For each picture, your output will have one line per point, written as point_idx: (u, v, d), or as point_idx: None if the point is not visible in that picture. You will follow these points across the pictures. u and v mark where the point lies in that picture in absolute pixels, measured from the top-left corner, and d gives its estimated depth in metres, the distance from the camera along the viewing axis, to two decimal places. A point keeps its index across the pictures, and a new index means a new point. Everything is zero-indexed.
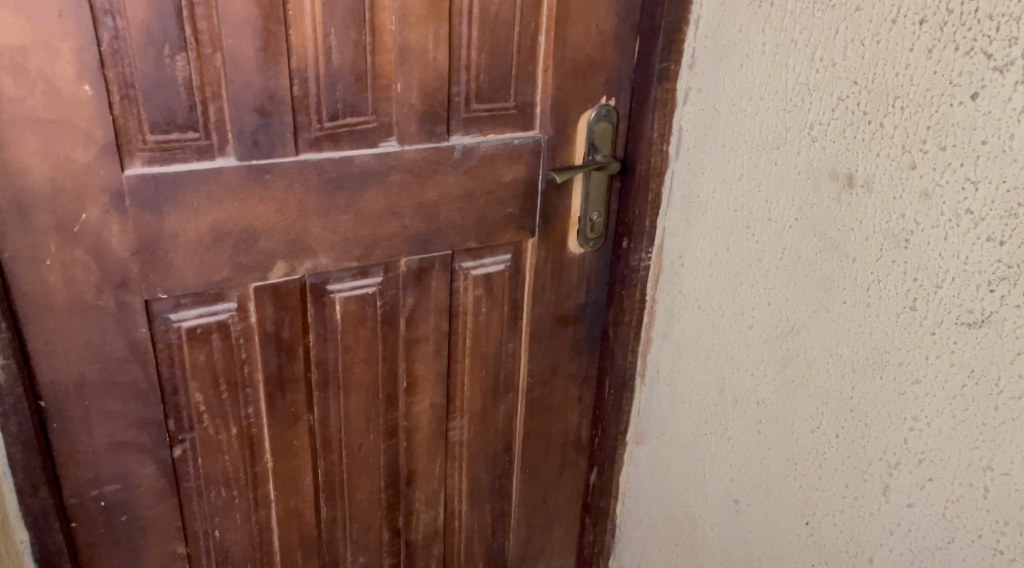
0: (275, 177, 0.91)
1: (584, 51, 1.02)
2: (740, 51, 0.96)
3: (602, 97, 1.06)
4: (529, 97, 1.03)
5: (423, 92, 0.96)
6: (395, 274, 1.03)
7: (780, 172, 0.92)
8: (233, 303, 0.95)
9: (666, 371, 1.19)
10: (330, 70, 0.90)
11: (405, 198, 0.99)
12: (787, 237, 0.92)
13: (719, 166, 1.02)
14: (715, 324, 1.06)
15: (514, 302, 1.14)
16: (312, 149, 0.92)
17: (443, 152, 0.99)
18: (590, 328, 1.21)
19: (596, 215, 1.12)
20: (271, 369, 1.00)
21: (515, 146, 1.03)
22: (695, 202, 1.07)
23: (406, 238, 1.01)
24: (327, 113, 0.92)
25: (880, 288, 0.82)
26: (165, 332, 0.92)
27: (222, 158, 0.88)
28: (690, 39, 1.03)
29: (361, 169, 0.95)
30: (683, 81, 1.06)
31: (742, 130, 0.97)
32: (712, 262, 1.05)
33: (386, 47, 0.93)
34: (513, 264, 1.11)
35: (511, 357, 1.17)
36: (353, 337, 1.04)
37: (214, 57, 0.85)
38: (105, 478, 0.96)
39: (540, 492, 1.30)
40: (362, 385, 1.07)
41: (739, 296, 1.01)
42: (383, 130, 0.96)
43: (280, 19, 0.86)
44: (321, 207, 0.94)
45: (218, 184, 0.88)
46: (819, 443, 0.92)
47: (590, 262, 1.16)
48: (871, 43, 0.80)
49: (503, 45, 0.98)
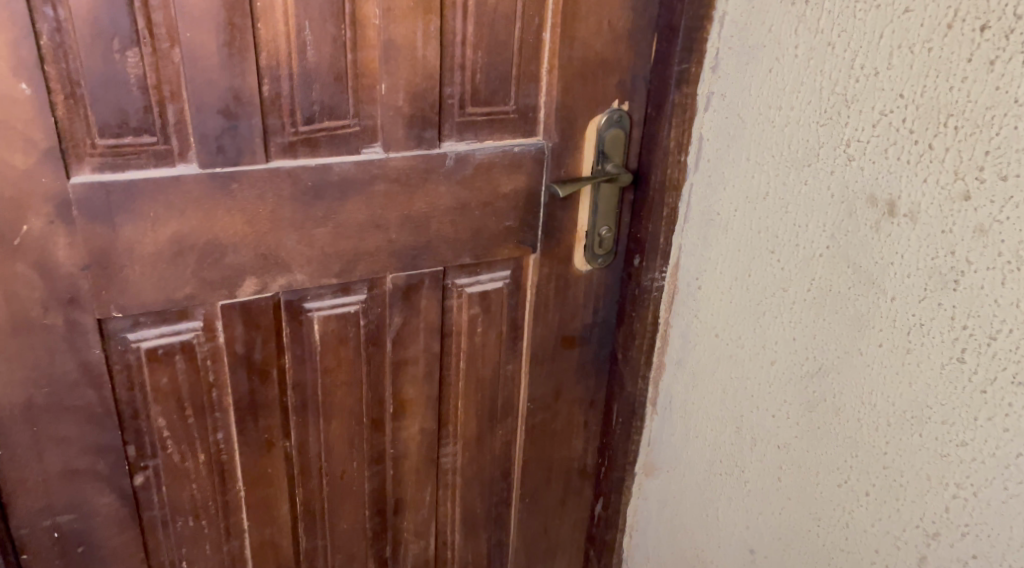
0: (242, 187, 0.81)
1: (595, 50, 0.91)
2: (769, 53, 0.83)
3: (614, 102, 0.95)
4: (532, 100, 0.92)
5: (411, 94, 0.85)
6: (380, 291, 0.94)
7: (810, 192, 0.81)
8: (199, 323, 0.86)
9: (679, 402, 1.08)
10: (305, 68, 0.80)
11: (391, 209, 0.89)
12: (817, 265, 0.81)
13: (742, 182, 0.90)
14: (734, 356, 0.96)
15: (514, 321, 1.05)
16: (285, 156, 0.82)
17: (434, 160, 0.89)
18: (598, 349, 1.11)
19: (605, 229, 1.02)
20: (242, 392, 0.92)
21: (515, 154, 0.93)
22: (714, 219, 0.96)
23: (392, 252, 0.92)
24: (302, 116, 0.82)
25: (923, 333, 0.71)
26: (123, 353, 0.84)
27: (183, 165, 0.79)
28: (715, 38, 0.90)
29: (341, 178, 0.85)
30: (705, 85, 0.93)
31: (768, 143, 0.85)
32: (732, 288, 0.94)
33: (369, 43, 0.82)
34: (513, 281, 1.02)
35: (510, 380, 1.08)
36: (333, 358, 0.95)
37: (172, 52, 0.75)
38: (58, 508, 0.88)
39: (540, 522, 1.20)
40: (344, 409, 0.99)
41: (763, 326, 0.90)
42: (367, 135, 0.86)
43: (246, 12, 0.75)
44: (295, 218, 0.85)
45: (178, 193, 0.79)
46: (847, 499, 0.82)
47: (599, 280, 1.06)
48: (922, 51, 0.68)
49: (503, 42, 0.87)
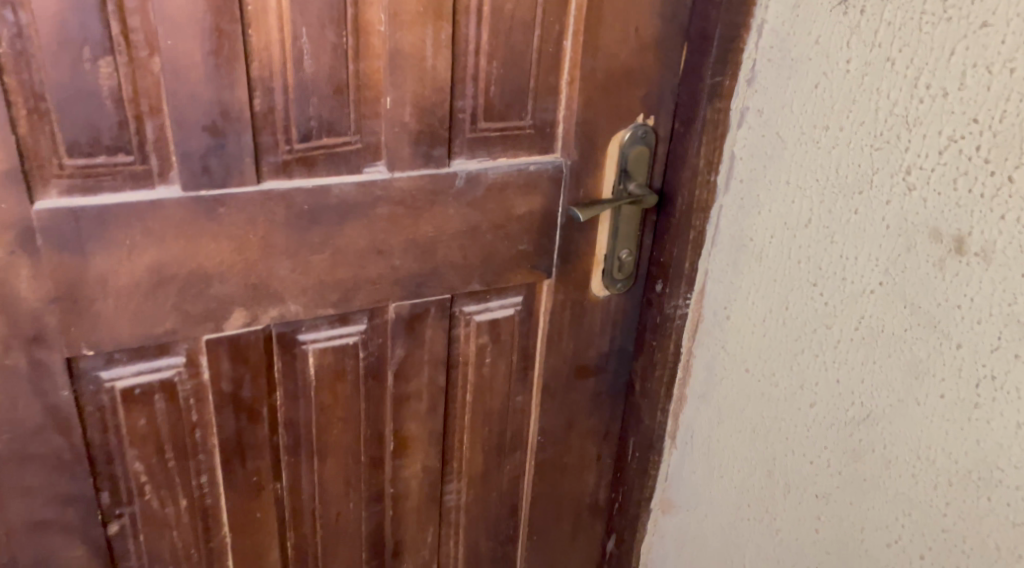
0: (230, 211, 0.72)
1: (619, 60, 0.83)
2: (814, 67, 0.75)
3: (639, 116, 0.87)
4: (550, 114, 0.84)
5: (418, 108, 0.77)
6: (381, 321, 0.86)
7: (860, 223, 0.73)
8: (181, 359, 0.78)
9: (701, 439, 1.00)
10: (302, 80, 0.71)
11: (395, 233, 0.81)
12: (866, 302, 0.74)
13: (779, 206, 0.82)
14: (766, 394, 0.88)
15: (525, 350, 0.97)
16: (278, 176, 0.74)
17: (443, 180, 0.81)
18: (614, 380, 1.03)
19: (626, 253, 0.94)
20: (229, 433, 0.83)
21: (531, 173, 0.85)
22: (747, 246, 0.88)
23: (396, 280, 0.83)
24: (297, 132, 0.73)
25: (996, 385, 0.65)
26: (95, 393, 0.76)
27: (163, 187, 0.70)
28: (752, 48, 0.82)
29: (340, 201, 0.77)
30: (740, 99, 0.85)
31: (812, 166, 0.78)
32: (765, 321, 0.87)
33: (374, 52, 0.74)
34: (525, 308, 0.94)
35: (520, 413, 1.00)
36: (328, 393, 0.87)
37: (151, 62, 0.66)
38: (22, 562, 0.79)
39: (549, 560, 1.12)
40: (339, 447, 0.90)
41: (800, 365, 0.83)
42: (370, 153, 0.77)
43: (235, 17, 0.67)
44: (289, 244, 0.77)
45: (158, 218, 0.70)
46: (897, 560, 0.75)
47: (617, 306, 0.98)
48: (1002, 72, 0.61)
49: (521, 51, 0.79)
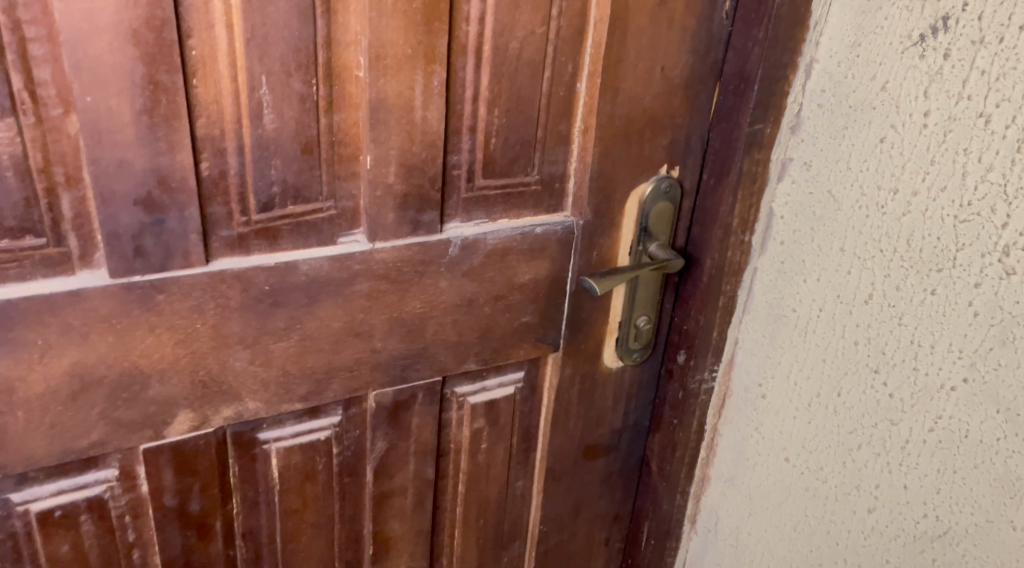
0: (171, 299, 0.58)
1: (642, 104, 0.70)
2: (880, 118, 0.63)
3: (663, 167, 0.74)
4: (560, 167, 0.71)
5: (404, 167, 0.63)
6: (359, 410, 0.72)
7: (938, 307, 0.61)
8: (114, 471, 0.63)
9: (728, 528, 0.88)
10: (262, 139, 0.58)
11: (376, 311, 0.67)
12: (945, 400, 0.62)
13: (830, 277, 0.70)
14: (811, 491, 0.76)
15: (526, 431, 0.83)
16: (232, 253, 0.60)
17: (433, 248, 0.67)
18: (627, 457, 0.90)
19: (644, 320, 0.81)
20: (174, 553, 0.68)
21: (537, 236, 0.71)
22: (788, 318, 0.75)
23: (377, 365, 0.69)
24: (256, 200, 0.59)
25: None
26: (5, 520, 0.61)
27: (86, 273, 0.56)
28: (798, 90, 0.70)
29: (309, 280, 0.63)
30: (781, 149, 0.72)
31: (874, 234, 0.65)
32: (810, 406, 0.74)
33: (351, 102, 0.60)
34: (527, 385, 0.80)
35: (520, 500, 0.87)
36: (296, 497, 0.72)
37: (67, 122, 0.52)
38: None
39: None
40: (309, 556, 0.76)
41: (856, 462, 0.70)
42: (347, 220, 0.64)
43: (175, 65, 0.53)
44: (246, 333, 0.62)
45: (79, 312, 0.56)
46: None
47: (632, 378, 0.85)
48: None
49: (527, 96, 0.66)
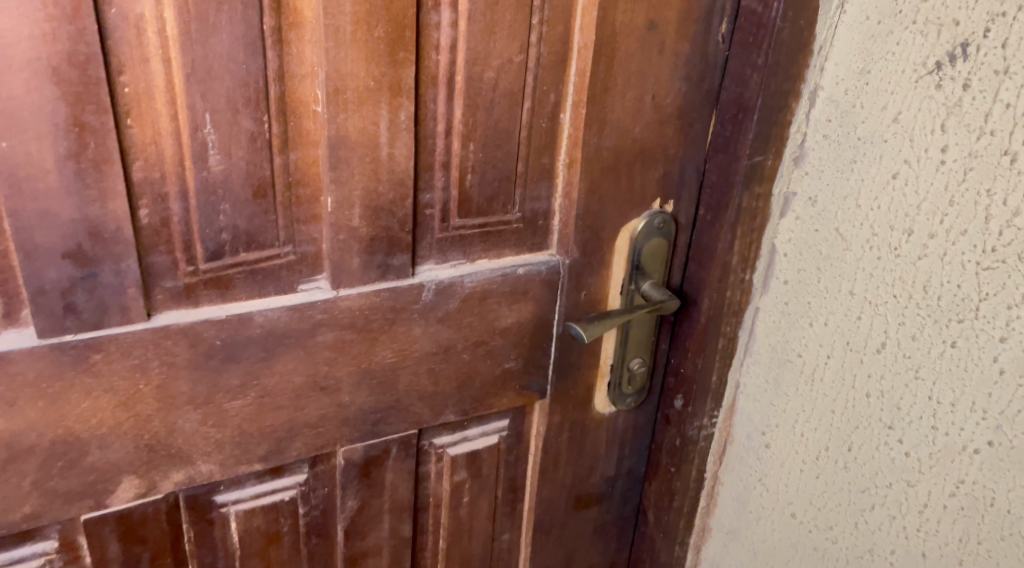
0: (109, 358, 0.53)
1: (632, 135, 0.64)
2: (893, 152, 0.58)
3: (656, 201, 0.68)
4: (543, 203, 0.65)
5: (370, 208, 0.58)
6: (328, 468, 0.66)
7: (959, 361, 0.56)
8: (53, 542, 0.57)
9: None
10: (207, 181, 0.52)
11: (342, 364, 0.61)
12: (968, 463, 0.57)
13: (838, 322, 0.64)
14: (822, 551, 0.70)
15: (512, 482, 0.77)
16: (178, 306, 0.55)
17: (404, 294, 0.61)
18: (621, 506, 0.84)
19: (637, 363, 0.75)
20: None
21: (519, 278, 0.66)
22: (793, 364, 0.69)
23: (345, 421, 0.63)
24: (204, 248, 0.54)
25: None
26: None
27: (14, 332, 0.51)
28: (802, 119, 0.64)
29: (265, 332, 0.57)
30: (784, 183, 0.67)
31: (886, 278, 0.60)
32: (818, 460, 0.68)
33: (309, 139, 0.55)
34: (511, 435, 0.75)
35: (506, 554, 0.81)
36: (259, 562, 0.67)
37: None
38: None
39: None
40: None
41: (869, 524, 0.65)
42: (308, 265, 0.58)
43: (104, 105, 0.48)
44: (196, 392, 0.57)
45: (3, 376, 0.50)
46: None
47: (626, 423, 0.79)
48: None
49: (505, 129, 0.61)
